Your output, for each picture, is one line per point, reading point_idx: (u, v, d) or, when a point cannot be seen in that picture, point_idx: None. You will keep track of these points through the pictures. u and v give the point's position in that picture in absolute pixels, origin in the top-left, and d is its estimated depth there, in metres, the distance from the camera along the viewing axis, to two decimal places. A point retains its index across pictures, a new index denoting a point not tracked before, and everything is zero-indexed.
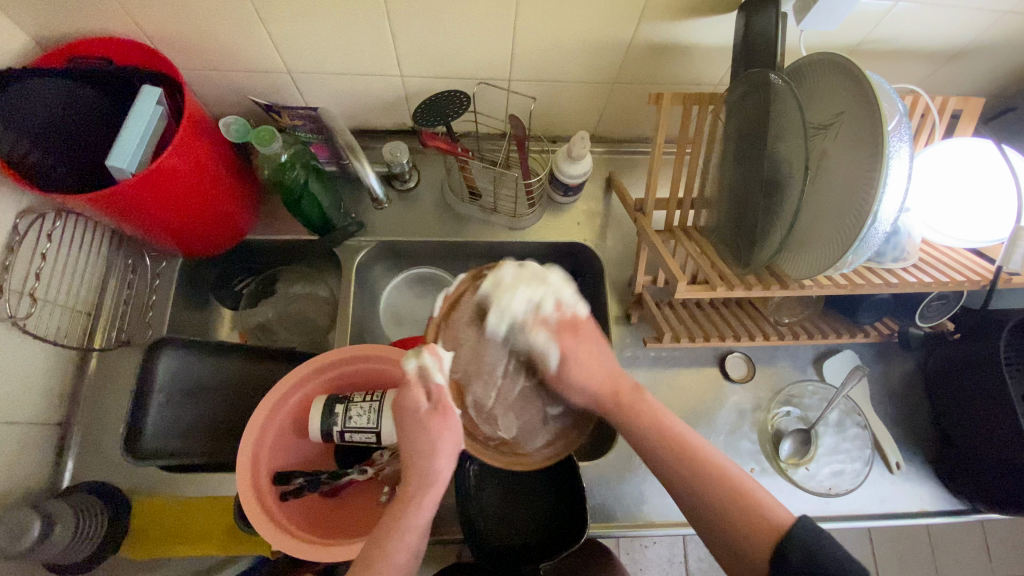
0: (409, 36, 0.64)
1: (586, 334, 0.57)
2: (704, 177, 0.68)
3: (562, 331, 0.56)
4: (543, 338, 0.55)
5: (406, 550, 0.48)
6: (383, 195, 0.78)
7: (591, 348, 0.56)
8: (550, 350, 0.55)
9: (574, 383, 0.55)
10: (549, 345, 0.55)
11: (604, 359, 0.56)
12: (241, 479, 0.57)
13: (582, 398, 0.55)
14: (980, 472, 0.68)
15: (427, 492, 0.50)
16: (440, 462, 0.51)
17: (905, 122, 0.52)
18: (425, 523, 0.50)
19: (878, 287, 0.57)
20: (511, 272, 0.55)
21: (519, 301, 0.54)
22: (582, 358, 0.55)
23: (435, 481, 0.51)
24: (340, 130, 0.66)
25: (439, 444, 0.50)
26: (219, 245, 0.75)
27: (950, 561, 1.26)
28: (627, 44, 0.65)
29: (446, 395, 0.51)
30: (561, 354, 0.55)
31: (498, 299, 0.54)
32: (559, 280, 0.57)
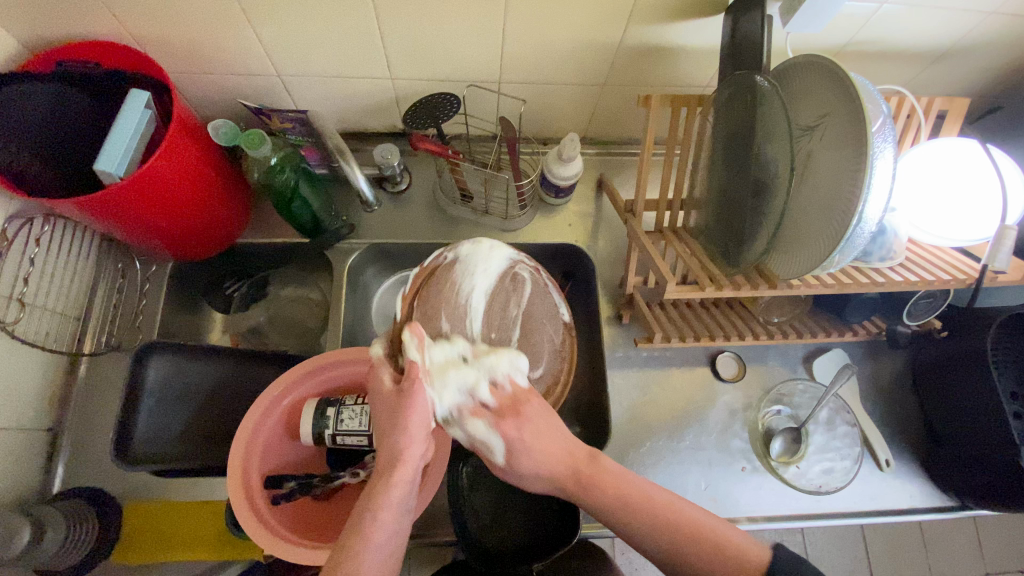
0: (399, 39, 0.64)
1: (530, 411, 0.53)
2: (693, 178, 0.69)
3: (502, 413, 0.52)
4: (482, 428, 0.51)
5: (384, 531, 0.45)
6: (372, 195, 0.78)
7: (543, 425, 0.52)
8: (492, 442, 0.52)
9: (527, 470, 0.51)
10: (491, 435, 0.51)
11: (558, 435, 0.52)
12: (231, 481, 0.57)
13: (542, 481, 0.52)
14: (969, 470, 0.68)
15: (396, 472, 0.47)
16: (409, 440, 0.48)
17: (889, 123, 0.53)
18: (404, 504, 0.47)
19: (865, 286, 0.58)
20: (440, 354, 0.55)
21: (454, 380, 0.53)
22: (531, 442, 0.51)
23: (405, 461, 0.48)
24: (330, 134, 0.66)
25: (407, 421, 0.49)
26: (209, 248, 0.75)
27: (943, 558, 1.27)
28: (616, 47, 0.65)
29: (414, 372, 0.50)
30: (505, 442, 0.51)
31: (432, 387, 0.53)
32: (489, 355, 0.56)
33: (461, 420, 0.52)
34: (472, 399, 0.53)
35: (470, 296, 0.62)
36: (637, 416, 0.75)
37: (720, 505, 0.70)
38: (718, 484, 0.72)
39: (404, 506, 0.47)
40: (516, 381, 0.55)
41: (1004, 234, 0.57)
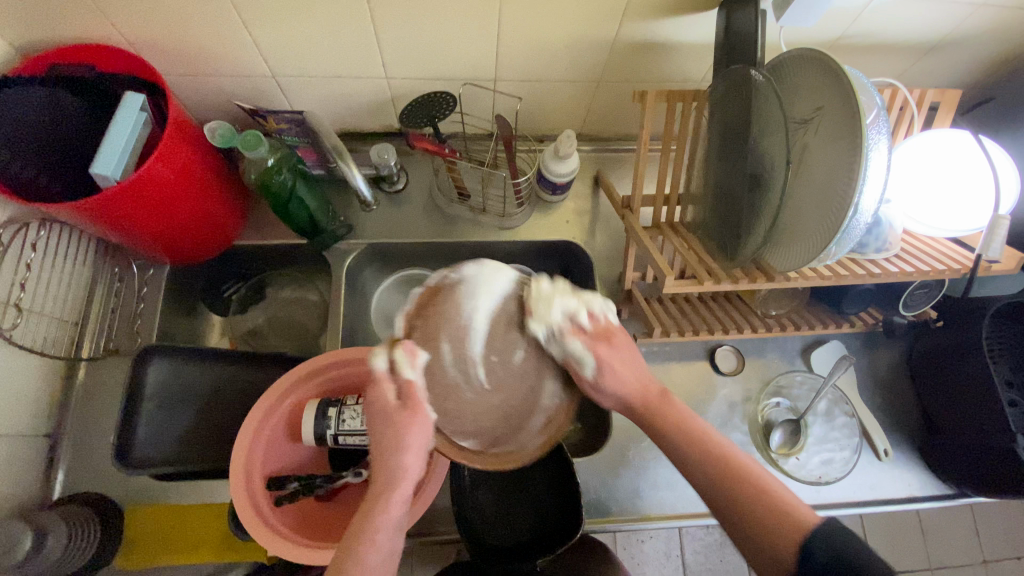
0: (394, 38, 0.64)
1: (622, 341, 0.54)
2: (689, 173, 0.69)
3: (603, 339, 0.53)
4: (580, 347, 0.51)
5: (379, 550, 0.46)
6: (371, 196, 0.78)
7: (629, 352, 0.54)
8: (586, 360, 0.51)
9: (608, 390, 0.52)
10: (588, 355, 0.51)
11: (638, 365, 0.54)
12: (235, 482, 0.57)
13: (617, 401, 0.53)
14: (968, 458, 0.69)
15: (395, 491, 0.48)
16: (409, 461, 0.48)
17: (883, 115, 0.53)
18: (398, 525, 0.48)
19: (861, 277, 0.58)
20: (550, 284, 0.53)
21: (558, 306, 0.52)
22: (620, 367, 0.52)
23: (403, 480, 0.48)
24: (328, 135, 0.66)
25: (408, 439, 0.47)
26: (208, 250, 0.75)
27: (941, 545, 1.28)
28: (611, 43, 0.66)
29: (417, 393, 0.48)
30: (599, 362, 0.51)
31: (541, 306, 0.52)
32: (588, 292, 0.55)
33: (557, 339, 0.51)
34: (574, 325, 0.52)
35: (475, 316, 0.52)
36: None
37: None
38: None
39: (398, 525, 0.48)
40: (609, 318, 0.54)
41: (997, 223, 0.57)
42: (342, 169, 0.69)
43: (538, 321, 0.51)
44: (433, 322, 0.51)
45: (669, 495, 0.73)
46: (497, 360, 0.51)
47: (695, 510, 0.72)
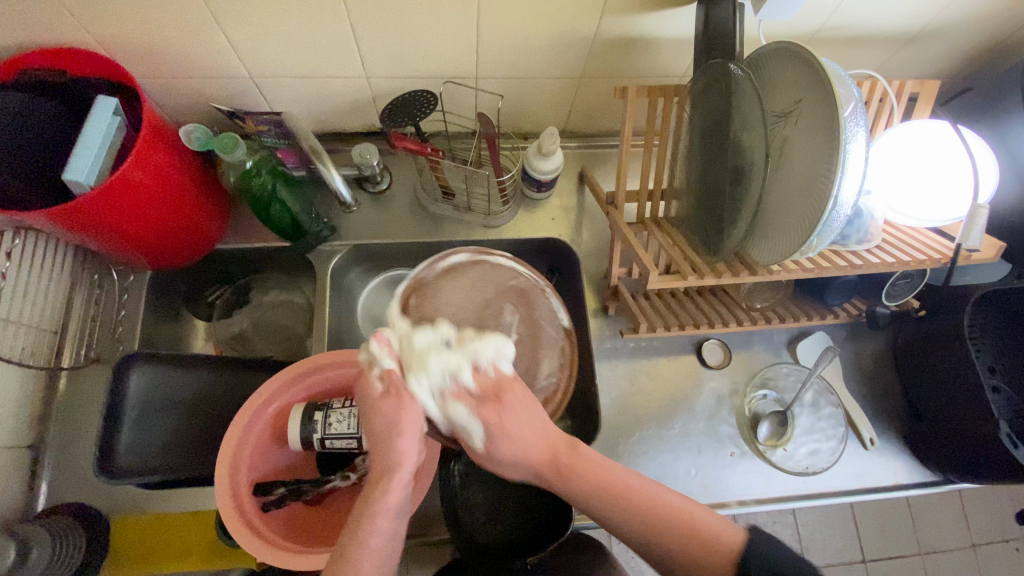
0: (372, 38, 0.63)
1: (513, 399, 0.48)
2: (672, 168, 0.69)
3: (488, 401, 0.48)
4: (463, 414, 0.47)
5: (382, 535, 0.45)
6: (350, 196, 0.77)
7: (525, 410, 0.48)
8: (471, 428, 0.47)
9: (505, 459, 0.48)
10: (471, 422, 0.47)
11: (538, 422, 0.48)
12: (219, 487, 0.56)
13: (522, 471, 0.49)
14: (953, 446, 0.69)
15: (393, 477, 0.47)
16: (404, 446, 0.47)
17: (861, 107, 0.53)
18: (397, 513, 0.47)
19: (843, 269, 0.59)
20: (426, 336, 0.50)
21: (437, 363, 0.48)
22: (511, 428, 0.48)
23: (401, 464, 0.47)
24: (305, 135, 0.65)
25: (400, 424, 0.47)
26: (188, 255, 0.74)
27: (931, 531, 1.30)
28: (591, 39, 0.65)
29: (399, 378, 0.49)
30: (487, 430, 0.47)
31: (412, 371, 0.48)
32: (476, 338, 0.50)
33: (442, 398, 0.48)
34: (454, 383, 0.48)
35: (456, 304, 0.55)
36: (626, 407, 0.76)
37: (712, 491, 0.71)
38: (708, 470, 0.73)
39: (398, 515, 0.47)
40: (501, 367, 0.50)
41: (975, 213, 0.58)
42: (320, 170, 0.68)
43: (418, 382, 0.48)
44: (426, 306, 0.53)
45: None
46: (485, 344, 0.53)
47: None
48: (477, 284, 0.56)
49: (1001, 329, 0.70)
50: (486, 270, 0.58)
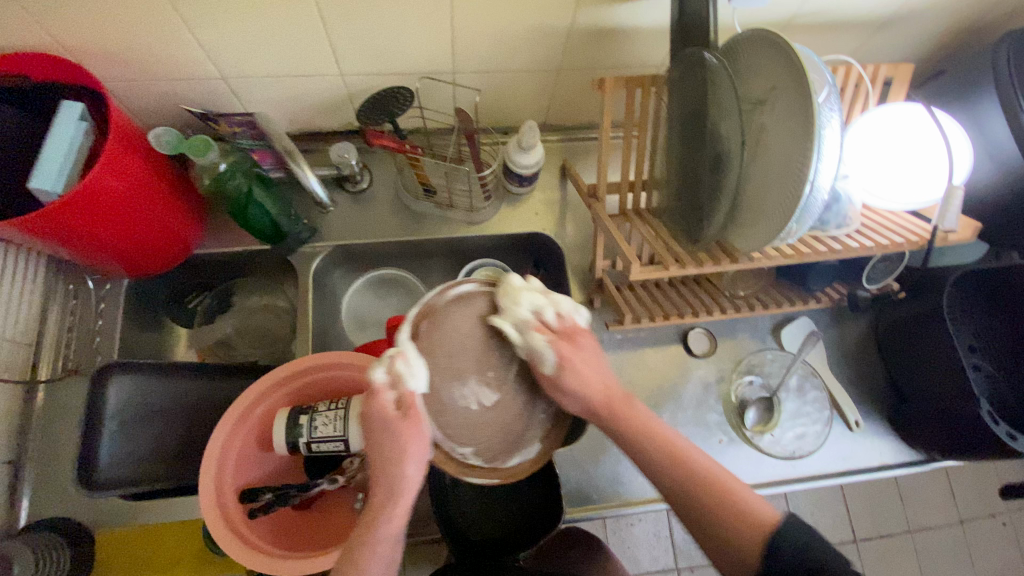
0: (346, 34, 0.62)
1: (585, 342, 0.54)
2: (653, 159, 0.69)
3: (569, 334, 0.53)
4: (543, 341, 0.50)
5: (381, 563, 0.48)
6: (328, 199, 0.76)
7: (588, 354, 0.53)
8: (547, 355, 0.50)
9: (570, 391, 0.51)
10: (550, 349, 0.50)
11: (601, 368, 0.53)
12: (205, 496, 0.56)
13: (582, 402, 0.52)
14: (937, 425, 0.70)
15: (396, 504, 0.49)
16: (409, 471, 0.48)
17: (835, 93, 0.53)
18: (395, 539, 0.49)
19: (823, 254, 0.59)
20: (521, 278, 0.52)
21: (529, 301, 0.51)
22: (580, 366, 0.51)
23: (403, 493, 0.49)
24: (278, 136, 0.64)
25: (408, 449, 0.48)
26: (166, 260, 0.72)
27: (919, 509, 1.33)
28: (567, 31, 0.65)
29: (416, 403, 0.48)
30: (561, 358, 0.50)
31: (509, 305, 0.50)
32: (560, 292, 0.55)
33: (526, 329, 0.50)
34: (543, 324, 0.52)
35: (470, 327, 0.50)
36: None
37: None
38: None
39: (395, 542, 0.49)
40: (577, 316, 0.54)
41: (952, 194, 0.59)
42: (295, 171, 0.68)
43: (506, 320, 0.50)
44: (440, 336, 0.49)
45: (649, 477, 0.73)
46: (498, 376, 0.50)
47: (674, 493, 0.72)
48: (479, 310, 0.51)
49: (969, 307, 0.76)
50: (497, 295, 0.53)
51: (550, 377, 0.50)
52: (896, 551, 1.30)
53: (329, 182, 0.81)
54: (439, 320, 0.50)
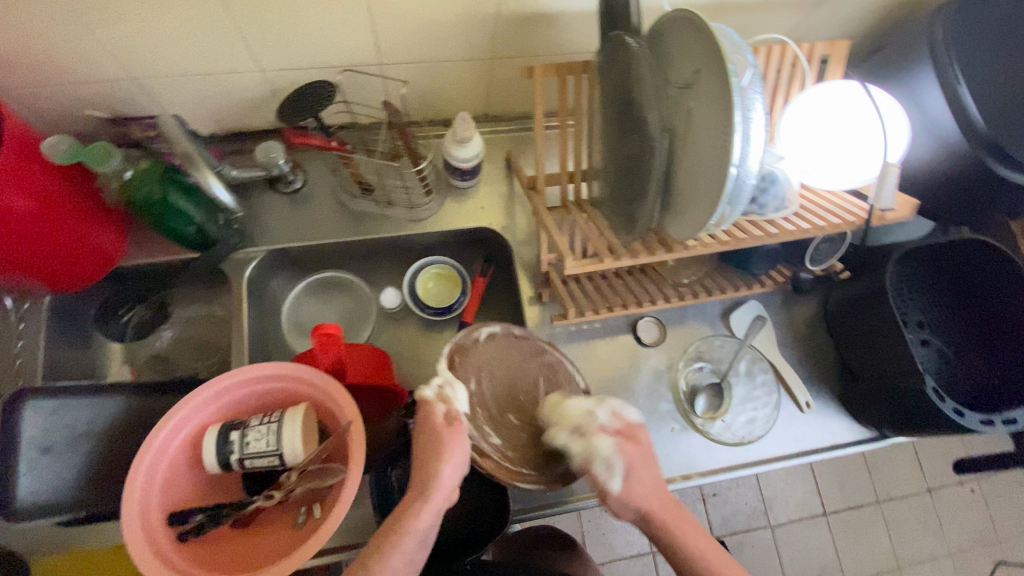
0: (256, 28, 0.59)
1: (645, 441, 0.58)
2: (591, 147, 0.67)
3: (630, 437, 0.56)
4: (607, 445, 0.54)
5: (403, 555, 0.51)
6: (231, 203, 0.69)
7: (648, 454, 0.57)
8: (613, 462, 0.54)
9: (630, 499, 0.55)
10: (616, 455, 0.54)
11: (658, 474, 0.57)
12: (127, 522, 0.52)
13: (640, 508, 0.56)
14: (885, 402, 0.70)
15: (430, 499, 0.52)
16: (446, 475, 0.52)
17: (758, 79, 0.50)
18: (424, 536, 0.52)
19: (759, 238, 0.58)
20: (579, 399, 0.57)
21: (578, 404, 0.56)
22: (641, 473, 0.55)
23: (436, 491, 0.52)
24: (177, 140, 0.59)
25: (448, 451, 0.52)
26: (89, 272, 0.68)
27: (887, 479, 1.36)
28: (493, 19, 0.62)
29: (461, 416, 0.54)
30: (625, 466, 0.54)
31: (559, 416, 0.56)
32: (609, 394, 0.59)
33: (584, 437, 0.54)
34: (607, 430, 0.56)
35: (493, 364, 0.60)
36: None
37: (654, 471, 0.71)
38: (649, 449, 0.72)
39: (419, 542, 0.52)
40: (631, 415, 0.59)
41: (885, 172, 0.58)
42: (194, 176, 0.63)
43: (561, 430, 0.55)
44: (469, 367, 0.58)
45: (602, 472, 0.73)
46: (527, 400, 0.60)
47: None
48: (505, 353, 0.61)
49: (909, 286, 0.77)
50: (508, 338, 0.62)
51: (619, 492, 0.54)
52: (865, 521, 1.33)
53: (260, 182, 0.78)
54: (466, 358, 0.59)
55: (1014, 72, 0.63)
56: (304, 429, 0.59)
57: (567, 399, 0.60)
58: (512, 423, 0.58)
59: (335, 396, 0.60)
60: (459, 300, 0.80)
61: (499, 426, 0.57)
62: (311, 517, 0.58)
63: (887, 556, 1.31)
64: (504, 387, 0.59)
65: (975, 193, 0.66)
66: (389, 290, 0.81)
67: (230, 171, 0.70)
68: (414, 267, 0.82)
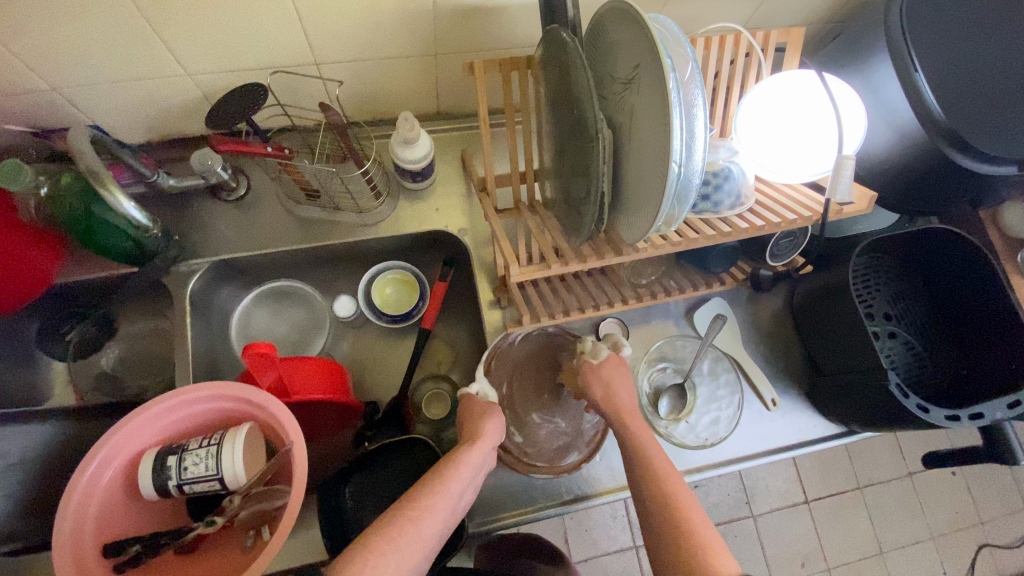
0: (177, 30, 0.55)
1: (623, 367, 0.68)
2: (541, 146, 0.64)
3: (594, 353, 0.68)
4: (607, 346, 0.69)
5: (459, 483, 0.56)
6: (147, 219, 0.62)
7: (615, 370, 0.67)
8: (601, 352, 0.68)
9: (601, 376, 0.65)
10: (599, 347, 0.68)
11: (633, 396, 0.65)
12: (59, 559, 0.50)
13: (605, 392, 0.64)
14: (849, 397, 0.69)
15: (481, 441, 0.60)
16: (490, 424, 0.63)
17: (699, 74, 0.48)
18: (475, 473, 0.59)
19: (712, 238, 0.56)
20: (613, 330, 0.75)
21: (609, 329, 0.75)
22: (617, 379, 0.66)
23: (486, 437, 0.61)
24: (81, 155, 0.53)
25: (490, 411, 0.65)
26: (26, 287, 0.64)
27: (868, 465, 1.36)
28: (432, 14, 0.59)
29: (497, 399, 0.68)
30: (607, 358, 0.67)
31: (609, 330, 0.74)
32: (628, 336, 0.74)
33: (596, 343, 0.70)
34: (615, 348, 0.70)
35: (520, 370, 0.76)
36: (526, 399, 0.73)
37: (617, 474, 0.70)
38: (612, 453, 0.71)
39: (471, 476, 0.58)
40: (604, 355, 0.68)
41: (841, 165, 0.55)
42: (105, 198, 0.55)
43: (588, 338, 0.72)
44: (501, 371, 0.75)
45: (567, 481, 0.69)
46: (547, 398, 0.74)
47: (590, 490, 0.69)
48: (532, 358, 0.76)
49: (870, 273, 0.75)
50: (534, 346, 0.77)
51: (592, 365, 0.67)
52: (846, 508, 1.33)
53: (203, 191, 0.75)
54: (498, 363, 0.75)
55: (970, 57, 0.61)
56: (245, 450, 0.57)
57: None
58: (534, 419, 0.73)
59: (275, 416, 0.57)
60: (417, 306, 0.78)
61: (521, 424, 0.72)
62: (259, 539, 0.56)
63: (870, 541, 1.32)
64: (529, 386, 0.75)
65: (935, 182, 0.64)
66: (344, 299, 0.78)
67: (166, 180, 0.67)
68: (370, 273, 0.79)
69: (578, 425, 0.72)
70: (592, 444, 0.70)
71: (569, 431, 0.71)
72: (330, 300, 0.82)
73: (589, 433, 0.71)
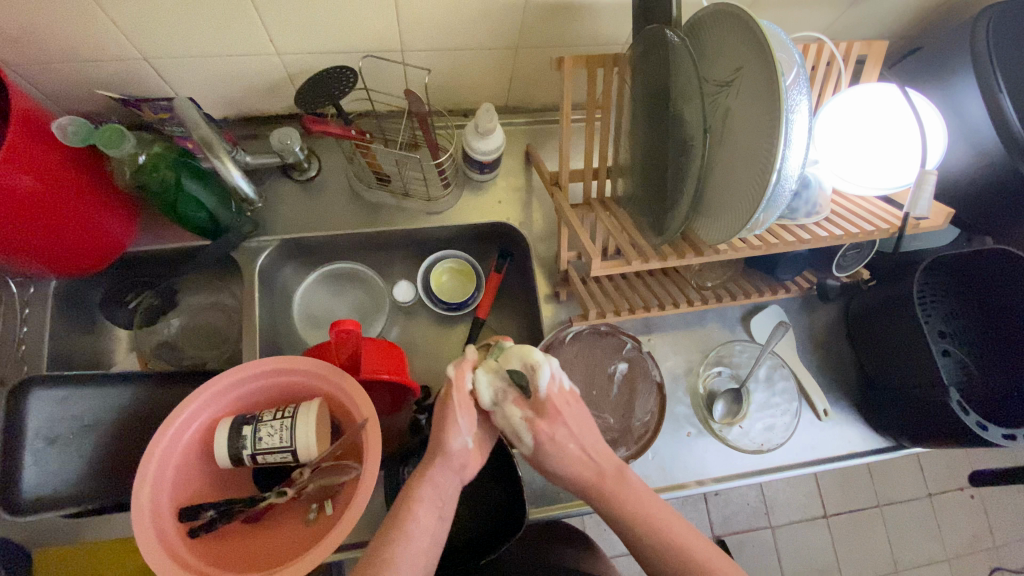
0: (275, 9, 0.56)
1: (564, 411, 0.55)
2: (617, 144, 0.65)
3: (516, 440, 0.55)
4: (518, 419, 0.53)
5: (421, 524, 0.50)
6: (255, 193, 0.68)
7: (576, 416, 0.55)
8: (523, 435, 0.54)
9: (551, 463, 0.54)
10: (524, 432, 0.54)
11: (592, 441, 0.55)
12: (140, 519, 0.51)
13: (566, 467, 0.54)
14: (902, 412, 0.69)
15: (433, 465, 0.53)
16: (450, 440, 0.53)
17: (803, 74, 0.50)
18: (445, 494, 0.52)
19: (791, 244, 0.56)
20: (516, 360, 0.54)
21: (513, 361, 0.55)
22: (562, 439, 0.54)
23: (444, 458, 0.53)
24: (195, 123, 0.56)
25: (458, 420, 0.53)
26: (109, 248, 0.67)
27: (889, 483, 1.36)
28: (522, 7, 0.60)
29: (457, 395, 0.54)
30: (537, 437, 0.54)
31: (524, 351, 0.55)
32: (519, 418, 0.54)
33: (501, 391, 0.54)
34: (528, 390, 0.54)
35: (572, 362, 0.74)
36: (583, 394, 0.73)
37: (668, 474, 0.70)
38: (665, 452, 0.72)
39: (441, 501, 0.52)
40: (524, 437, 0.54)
41: (924, 179, 0.55)
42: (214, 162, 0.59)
43: (486, 385, 0.54)
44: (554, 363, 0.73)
45: None
46: (595, 391, 0.73)
47: None
48: (589, 350, 0.75)
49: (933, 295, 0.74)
50: (592, 336, 0.75)
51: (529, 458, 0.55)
52: (867, 524, 1.33)
53: (275, 170, 0.76)
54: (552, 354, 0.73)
55: None
56: (317, 426, 0.58)
57: (637, 392, 0.73)
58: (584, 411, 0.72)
59: (347, 391, 0.58)
60: (473, 296, 0.79)
61: None
62: (322, 515, 0.56)
63: (886, 559, 1.31)
64: (583, 377, 0.73)
65: (1009, 203, 0.65)
66: (402, 282, 0.79)
67: (243, 156, 0.68)
68: (429, 260, 0.80)
69: (627, 423, 0.71)
70: (642, 441, 0.69)
71: (617, 428, 0.71)
72: (389, 283, 0.83)
73: (639, 431, 0.70)
